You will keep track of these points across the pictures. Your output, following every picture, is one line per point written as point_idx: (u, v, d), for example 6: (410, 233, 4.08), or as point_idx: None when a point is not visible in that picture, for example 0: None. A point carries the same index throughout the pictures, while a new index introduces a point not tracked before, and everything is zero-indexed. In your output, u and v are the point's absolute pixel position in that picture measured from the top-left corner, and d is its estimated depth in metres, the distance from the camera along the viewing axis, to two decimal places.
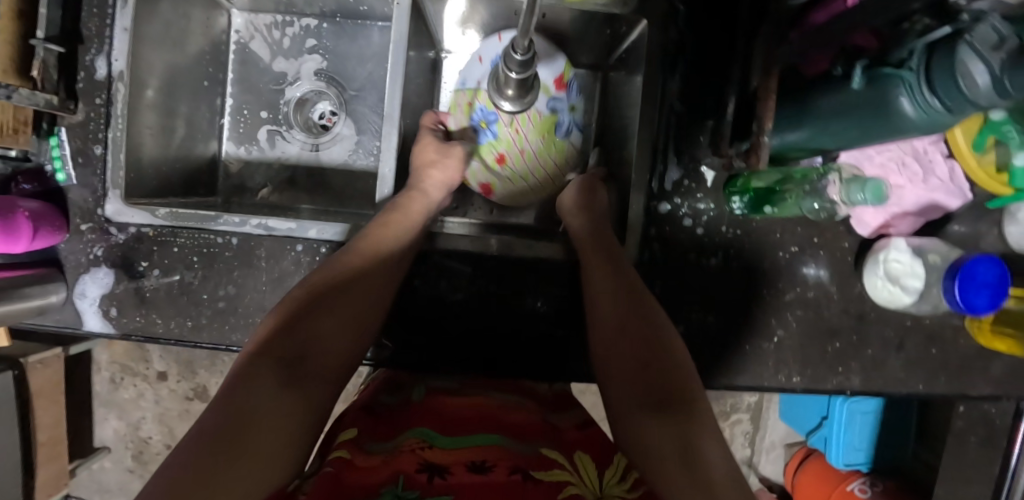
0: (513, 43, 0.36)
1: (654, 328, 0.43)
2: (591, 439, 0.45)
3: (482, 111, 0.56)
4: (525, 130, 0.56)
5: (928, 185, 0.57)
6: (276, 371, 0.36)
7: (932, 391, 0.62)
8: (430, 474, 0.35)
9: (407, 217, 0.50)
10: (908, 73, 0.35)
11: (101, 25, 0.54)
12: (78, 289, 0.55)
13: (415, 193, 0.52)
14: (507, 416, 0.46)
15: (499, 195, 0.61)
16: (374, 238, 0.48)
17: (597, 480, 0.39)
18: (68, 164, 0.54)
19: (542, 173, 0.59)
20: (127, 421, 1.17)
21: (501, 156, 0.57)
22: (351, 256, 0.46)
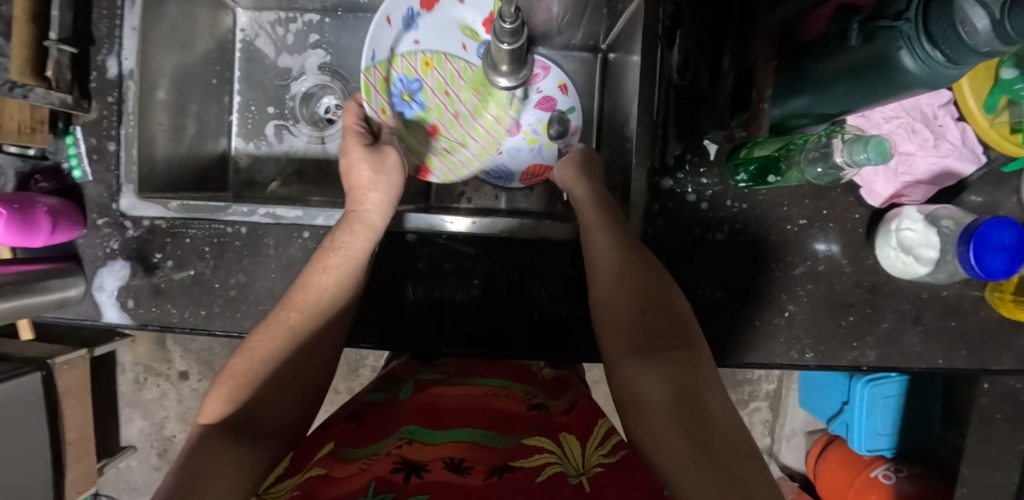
0: (501, 11, 0.36)
1: (653, 276, 0.44)
2: (580, 421, 0.42)
3: (401, 82, 0.65)
4: (455, 92, 0.67)
5: (939, 151, 0.56)
6: (223, 434, 0.35)
7: (952, 364, 0.60)
8: (406, 474, 0.34)
9: (350, 253, 0.47)
10: (907, 26, 0.35)
11: (111, 26, 0.55)
12: (96, 282, 0.57)
13: (358, 225, 0.49)
14: (492, 404, 0.44)
15: (435, 175, 0.65)
16: (309, 285, 0.46)
17: (580, 457, 0.38)
18: (84, 161, 0.56)
19: (484, 131, 0.67)
20: (151, 420, 1.20)
21: (432, 126, 0.67)
22: (291, 305, 0.45)
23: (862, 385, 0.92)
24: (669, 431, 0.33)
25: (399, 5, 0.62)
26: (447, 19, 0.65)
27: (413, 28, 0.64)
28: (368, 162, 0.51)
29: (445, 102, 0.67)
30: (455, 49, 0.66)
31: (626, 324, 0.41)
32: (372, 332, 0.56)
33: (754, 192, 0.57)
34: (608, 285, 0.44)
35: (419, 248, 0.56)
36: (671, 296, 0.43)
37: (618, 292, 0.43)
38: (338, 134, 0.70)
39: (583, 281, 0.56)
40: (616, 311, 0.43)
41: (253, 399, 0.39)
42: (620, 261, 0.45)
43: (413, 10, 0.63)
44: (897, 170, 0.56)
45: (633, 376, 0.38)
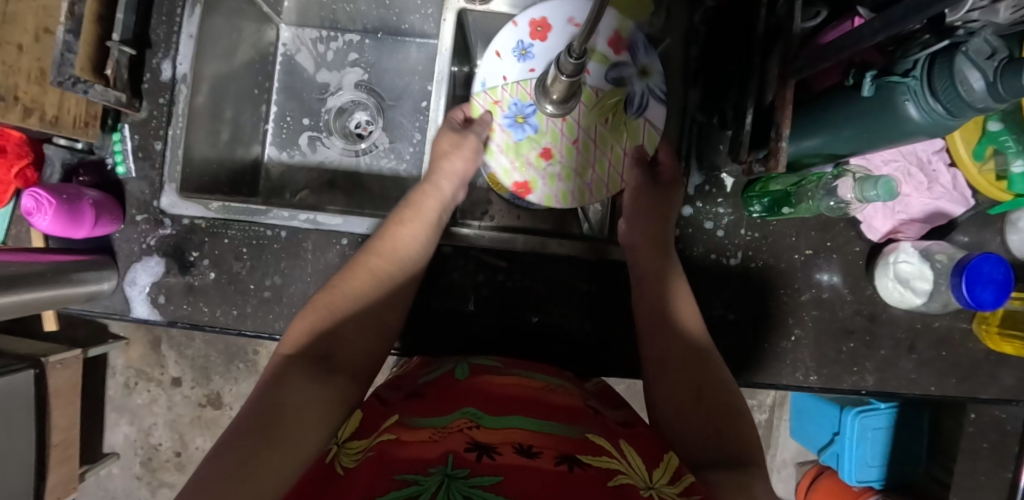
0: (569, 47, 0.41)
1: (711, 371, 0.50)
2: (639, 436, 0.44)
3: (516, 105, 0.58)
4: (577, 119, 0.58)
5: (932, 193, 0.61)
6: (307, 370, 0.42)
7: (943, 391, 0.64)
8: (480, 454, 0.34)
9: (418, 213, 0.54)
10: (913, 81, 0.40)
11: (169, 32, 0.58)
12: (129, 277, 0.58)
13: (427, 187, 0.56)
14: (550, 399, 0.45)
15: (536, 196, 0.58)
16: (397, 243, 0.52)
17: (645, 475, 0.38)
18: (129, 158, 0.58)
19: (613, 162, 0.59)
20: (139, 427, 1.18)
21: (546, 150, 0.58)
22: (374, 257, 0.51)
23: (852, 416, 0.96)
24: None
25: (510, 37, 0.58)
26: (564, 39, 0.58)
27: (527, 56, 0.57)
28: (447, 139, 0.58)
29: (562, 127, 0.58)
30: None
31: (684, 412, 0.48)
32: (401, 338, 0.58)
33: (766, 222, 0.61)
34: (676, 397, 0.49)
35: (452, 260, 0.59)
36: (728, 391, 0.48)
37: (691, 411, 0.47)
38: (370, 148, 0.73)
39: (606, 299, 0.59)
40: (680, 397, 0.49)
41: (335, 336, 0.46)
42: (693, 377, 0.49)
43: (524, 39, 0.58)
44: (894, 208, 0.61)
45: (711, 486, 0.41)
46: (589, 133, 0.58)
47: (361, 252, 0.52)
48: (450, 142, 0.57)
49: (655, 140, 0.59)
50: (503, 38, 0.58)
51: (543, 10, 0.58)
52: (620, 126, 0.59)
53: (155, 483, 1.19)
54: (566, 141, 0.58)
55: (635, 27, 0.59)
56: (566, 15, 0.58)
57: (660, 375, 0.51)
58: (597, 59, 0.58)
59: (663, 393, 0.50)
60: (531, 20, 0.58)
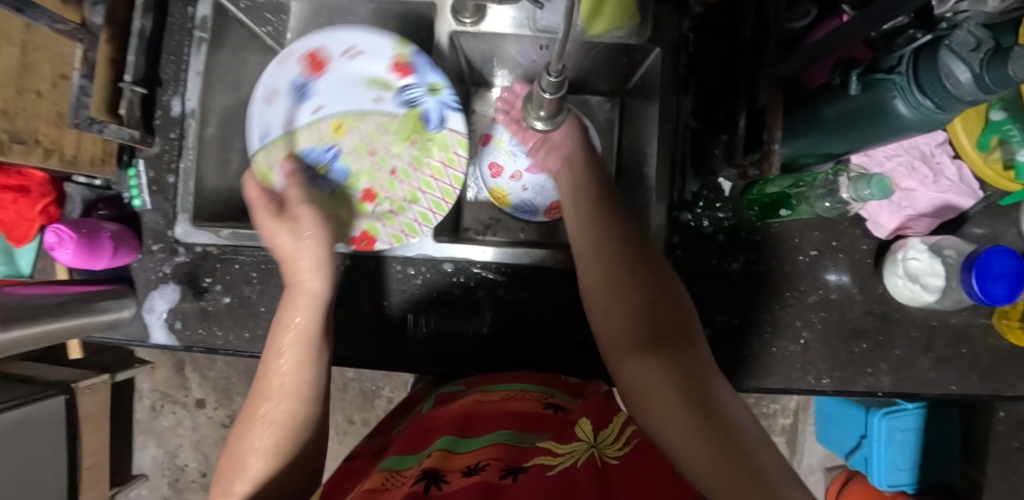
0: (548, 66, 0.43)
1: (660, 271, 0.48)
2: (596, 406, 0.47)
3: (314, 152, 0.59)
4: (384, 148, 0.59)
5: (939, 187, 0.60)
6: None
7: (965, 389, 0.62)
8: (428, 484, 0.37)
9: (294, 329, 0.50)
10: (900, 77, 0.40)
11: (177, 70, 0.61)
12: (147, 304, 0.61)
13: (296, 293, 0.51)
14: (509, 406, 0.47)
15: (382, 240, 0.57)
16: (275, 375, 0.48)
17: (593, 435, 0.42)
18: (144, 191, 0.61)
19: (445, 170, 0.58)
20: (165, 449, 1.21)
21: (369, 193, 0.59)
22: (263, 400, 0.47)
23: (879, 419, 0.94)
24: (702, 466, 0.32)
25: (282, 78, 0.58)
26: (344, 72, 0.58)
27: (309, 100, 0.59)
28: (270, 224, 0.51)
29: (375, 163, 0.59)
30: (366, 103, 0.59)
31: (633, 313, 0.45)
32: (405, 356, 0.59)
33: (766, 225, 0.61)
34: (628, 300, 0.46)
35: (454, 277, 0.60)
36: (676, 293, 0.46)
37: (643, 310, 0.44)
38: None
39: None
40: (629, 303, 0.46)
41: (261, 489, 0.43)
42: (640, 292, 0.46)
43: (299, 77, 0.58)
44: (900, 204, 0.60)
45: (657, 416, 0.37)
46: (400, 160, 0.59)
47: (249, 399, 0.49)
48: (286, 233, 0.51)
49: (464, 142, 0.57)
50: (274, 76, 0.58)
51: (320, 39, 0.57)
52: (430, 139, 0.58)
53: None
54: (384, 177, 0.59)
55: (415, 45, 0.55)
56: (340, 47, 0.57)
57: (614, 282, 0.47)
58: (383, 87, 0.58)
59: (612, 310, 0.46)
60: (304, 57, 0.58)
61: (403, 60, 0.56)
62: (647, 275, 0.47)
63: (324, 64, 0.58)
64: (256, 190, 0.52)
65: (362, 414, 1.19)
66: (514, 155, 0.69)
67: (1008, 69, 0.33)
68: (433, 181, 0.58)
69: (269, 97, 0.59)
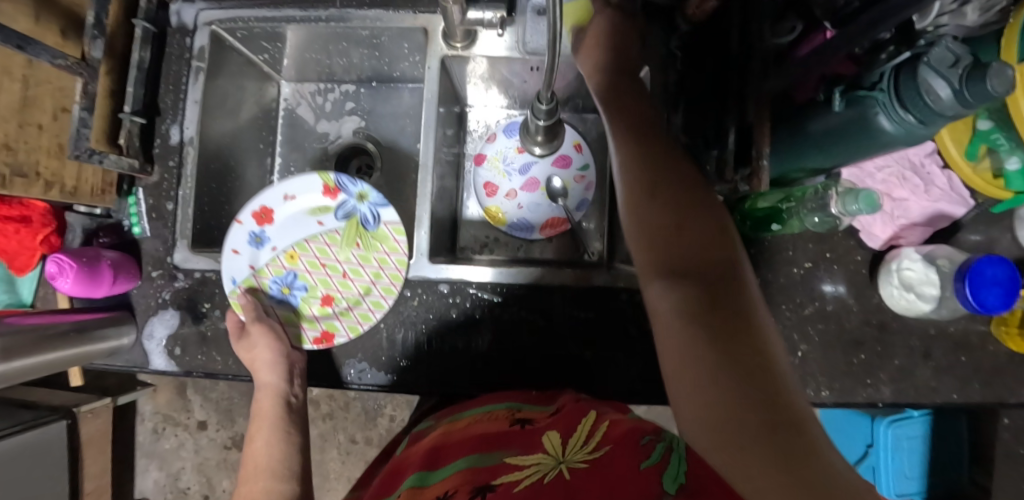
0: (541, 93, 0.50)
1: (694, 185, 0.40)
2: (566, 416, 0.48)
3: (276, 281, 0.61)
4: (334, 258, 0.61)
5: (931, 196, 0.60)
6: None
7: (967, 397, 0.62)
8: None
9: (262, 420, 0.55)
10: (881, 94, 0.41)
11: (175, 99, 0.62)
12: (146, 330, 0.61)
13: (262, 389, 0.56)
14: (476, 432, 0.49)
15: (340, 336, 0.58)
16: (251, 457, 0.53)
17: (560, 448, 0.44)
18: (144, 219, 0.61)
19: (390, 258, 0.59)
20: (167, 472, 1.21)
21: (325, 298, 0.60)
22: (245, 484, 0.52)
23: (885, 426, 0.94)
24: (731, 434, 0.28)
25: (239, 234, 0.59)
26: (288, 215, 0.61)
27: (264, 243, 0.60)
28: (240, 351, 0.57)
29: (328, 273, 0.61)
30: (312, 228, 0.61)
31: (659, 231, 0.37)
32: (405, 378, 0.59)
33: (759, 238, 0.61)
34: (656, 214, 0.38)
35: (450, 297, 0.60)
36: (711, 208, 0.38)
37: (671, 230, 0.37)
38: None
39: (606, 326, 0.59)
40: (655, 219, 0.38)
41: None
42: (676, 210, 0.38)
43: (254, 229, 0.59)
44: (892, 214, 0.60)
45: (678, 363, 0.32)
46: (347, 262, 0.61)
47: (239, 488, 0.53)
48: (245, 352, 0.56)
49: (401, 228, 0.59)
50: (234, 238, 0.58)
51: (255, 200, 0.59)
52: (372, 237, 0.60)
53: None
54: (336, 284, 0.60)
55: (334, 169, 0.60)
56: (278, 194, 0.60)
57: (641, 197, 0.39)
58: (323, 211, 0.61)
59: (643, 225, 0.38)
60: (252, 213, 0.59)
61: (332, 185, 0.60)
62: (687, 190, 0.39)
63: (272, 215, 0.60)
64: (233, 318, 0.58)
65: (364, 434, 1.19)
66: (509, 174, 0.70)
67: (989, 83, 0.34)
68: (382, 273, 0.59)
69: (234, 252, 0.58)
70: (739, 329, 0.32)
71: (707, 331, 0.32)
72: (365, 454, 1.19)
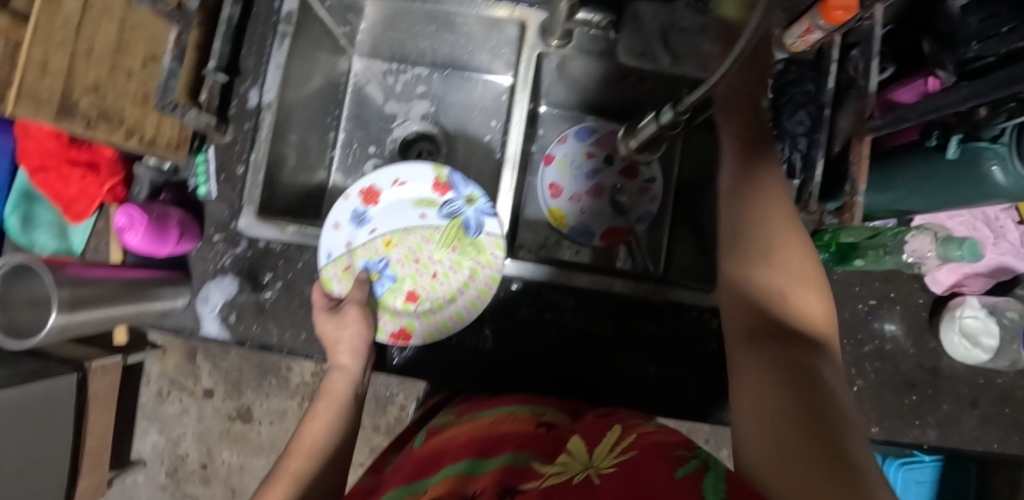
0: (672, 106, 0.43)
1: (805, 261, 0.38)
2: (594, 427, 0.43)
3: (366, 265, 0.59)
4: (428, 256, 0.60)
5: (998, 248, 0.61)
6: None
7: (1008, 450, 0.63)
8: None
9: (328, 403, 0.53)
10: (1001, 147, 0.42)
11: (257, 61, 0.61)
12: (201, 294, 0.59)
13: (335, 371, 0.54)
14: (501, 431, 0.46)
15: (417, 337, 0.57)
16: (303, 439, 0.51)
17: (587, 455, 0.38)
18: (211, 180, 0.59)
19: (483, 270, 0.58)
20: (167, 436, 1.19)
21: (410, 294, 0.60)
22: (292, 459, 0.49)
23: (896, 467, 0.94)
24: (789, 460, 0.27)
25: (343, 208, 0.58)
26: (395, 200, 0.60)
27: (365, 223, 0.59)
28: (327, 325, 0.54)
29: (419, 268, 0.60)
30: (413, 220, 0.60)
31: (749, 303, 0.37)
32: (460, 365, 0.59)
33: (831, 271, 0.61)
34: (757, 279, 0.38)
35: (521, 295, 0.59)
36: (815, 296, 0.37)
37: (761, 301, 0.37)
38: None
39: (671, 342, 0.59)
40: (755, 281, 0.38)
41: None
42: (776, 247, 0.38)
43: (358, 207, 0.59)
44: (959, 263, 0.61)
45: (754, 429, 0.30)
46: (441, 262, 0.60)
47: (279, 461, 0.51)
48: (335, 329, 0.54)
49: (501, 244, 0.58)
50: (338, 211, 0.57)
51: (368, 178, 0.58)
52: (470, 243, 0.59)
53: (179, 493, 1.20)
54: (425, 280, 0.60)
55: (450, 166, 0.59)
56: (389, 177, 0.59)
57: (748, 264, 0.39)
58: (427, 204, 0.60)
59: (740, 255, 0.39)
60: (359, 190, 0.59)
61: (443, 180, 0.59)
62: (792, 229, 0.39)
63: (380, 196, 0.59)
64: (319, 293, 0.56)
65: (372, 420, 1.17)
66: (574, 178, 0.73)
67: None
68: (475, 286, 0.58)
69: (335, 225, 0.57)
70: (824, 415, 0.28)
71: (792, 395, 0.30)
72: (370, 441, 1.17)
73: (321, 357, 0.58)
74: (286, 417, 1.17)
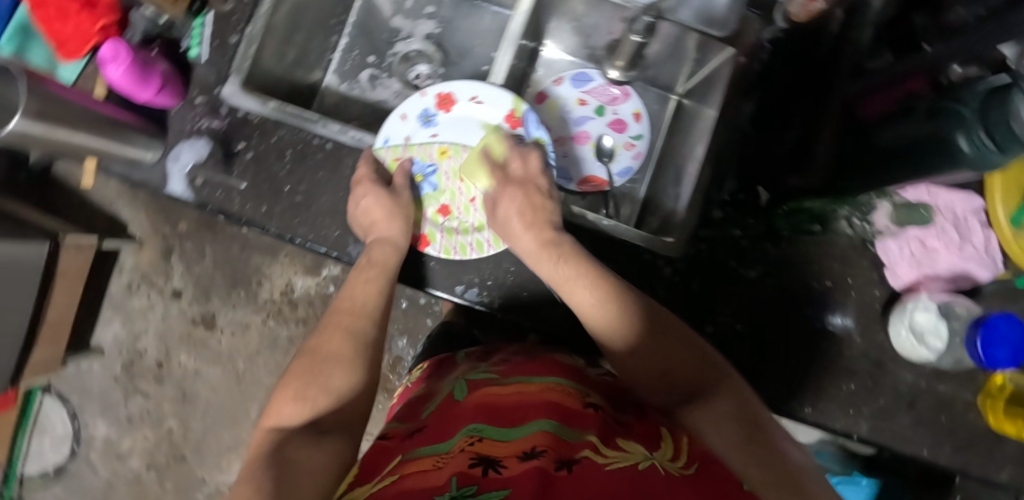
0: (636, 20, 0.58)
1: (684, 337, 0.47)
2: (645, 428, 0.45)
3: (417, 165, 0.60)
4: (474, 180, 0.60)
5: (963, 253, 0.61)
6: (299, 436, 0.42)
7: (934, 456, 0.63)
8: (486, 468, 0.35)
9: (376, 272, 0.54)
10: (966, 112, 0.40)
11: None
12: (174, 152, 0.59)
13: (380, 243, 0.56)
14: (548, 399, 0.46)
15: (433, 248, 0.58)
16: (353, 295, 0.53)
17: (648, 451, 0.39)
18: (205, 44, 0.61)
19: None
20: (129, 329, 1.20)
21: (444, 207, 0.60)
22: (341, 315, 0.52)
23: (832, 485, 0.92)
24: (733, 452, 0.36)
25: (416, 104, 0.59)
26: (467, 115, 0.60)
27: (431, 124, 0.60)
28: (359, 213, 0.56)
29: (461, 188, 0.60)
30: (475, 141, 0.60)
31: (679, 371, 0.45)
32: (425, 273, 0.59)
33: (794, 243, 0.62)
34: (648, 357, 0.46)
35: None
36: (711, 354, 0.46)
37: (664, 363, 0.45)
38: None
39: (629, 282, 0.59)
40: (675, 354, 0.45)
41: (328, 401, 0.46)
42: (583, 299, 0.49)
43: (430, 108, 0.60)
44: (920, 261, 0.61)
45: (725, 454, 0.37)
46: None
47: (327, 314, 0.53)
48: (361, 210, 0.56)
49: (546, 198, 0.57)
50: (409, 103, 0.59)
51: (448, 83, 0.59)
52: None
53: (130, 388, 1.21)
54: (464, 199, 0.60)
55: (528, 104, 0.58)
56: (468, 92, 0.59)
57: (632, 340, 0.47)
58: (493, 131, 0.59)
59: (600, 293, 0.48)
60: (437, 92, 0.59)
61: (517, 114, 0.59)
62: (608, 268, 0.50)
63: (453, 104, 0.60)
64: (365, 169, 0.57)
65: None
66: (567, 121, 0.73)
67: None
68: None
69: (400, 117, 0.59)
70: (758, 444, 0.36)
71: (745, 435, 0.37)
72: None
73: (277, 232, 0.59)
74: (249, 330, 1.19)
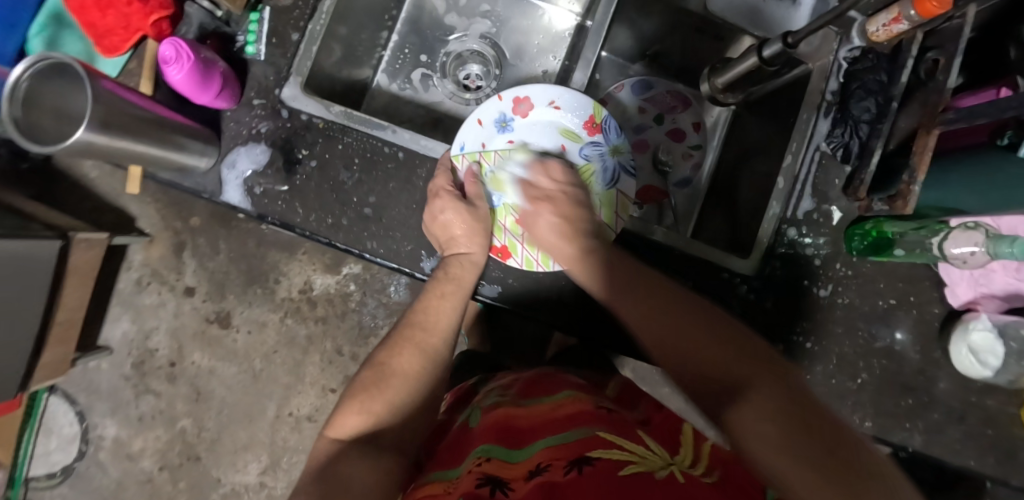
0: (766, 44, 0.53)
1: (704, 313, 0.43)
2: (659, 431, 0.44)
3: (492, 171, 0.59)
4: None
5: (1018, 273, 0.63)
6: (354, 448, 0.43)
7: (983, 468, 0.64)
8: (493, 489, 0.36)
9: (457, 288, 0.53)
10: None
11: None
12: (229, 158, 0.56)
13: (461, 256, 0.54)
14: (561, 413, 0.45)
15: (515, 260, 0.57)
16: (427, 311, 0.51)
17: (667, 454, 0.38)
18: (262, 41, 0.57)
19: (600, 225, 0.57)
20: (140, 326, 1.15)
21: None
22: (411, 329, 0.51)
23: None
24: (757, 435, 0.33)
25: (492, 108, 0.59)
26: (545, 121, 0.59)
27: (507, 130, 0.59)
28: (433, 228, 0.54)
29: None
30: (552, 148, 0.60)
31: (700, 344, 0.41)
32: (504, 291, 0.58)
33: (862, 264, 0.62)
34: (685, 332, 0.43)
35: None
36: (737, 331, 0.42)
37: (690, 336, 0.42)
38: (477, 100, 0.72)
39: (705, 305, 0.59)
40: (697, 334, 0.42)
41: (385, 415, 0.46)
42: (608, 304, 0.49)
43: (506, 112, 0.59)
44: (978, 281, 0.63)
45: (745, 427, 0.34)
46: None
47: (397, 327, 0.52)
48: (439, 225, 0.54)
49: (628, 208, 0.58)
50: (486, 108, 0.58)
51: (528, 88, 0.58)
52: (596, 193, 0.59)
53: (141, 387, 1.16)
54: None
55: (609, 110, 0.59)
56: (547, 97, 0.58)
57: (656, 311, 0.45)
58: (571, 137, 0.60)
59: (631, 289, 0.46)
60: (514, 96, 0.58)
61: (597, 121, 0.58)
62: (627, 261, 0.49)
63: (529, 109, 0.59)
64: (445, 181, 0.55)
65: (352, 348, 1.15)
66: None
67: None
68: None
69: (478, 123, 0.58)
70: (811, 425, 0.32)
71: (790, 416, 0.33)
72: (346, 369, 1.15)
73: (340, 246, 0.56)
74: (266, 328, 1.15)
